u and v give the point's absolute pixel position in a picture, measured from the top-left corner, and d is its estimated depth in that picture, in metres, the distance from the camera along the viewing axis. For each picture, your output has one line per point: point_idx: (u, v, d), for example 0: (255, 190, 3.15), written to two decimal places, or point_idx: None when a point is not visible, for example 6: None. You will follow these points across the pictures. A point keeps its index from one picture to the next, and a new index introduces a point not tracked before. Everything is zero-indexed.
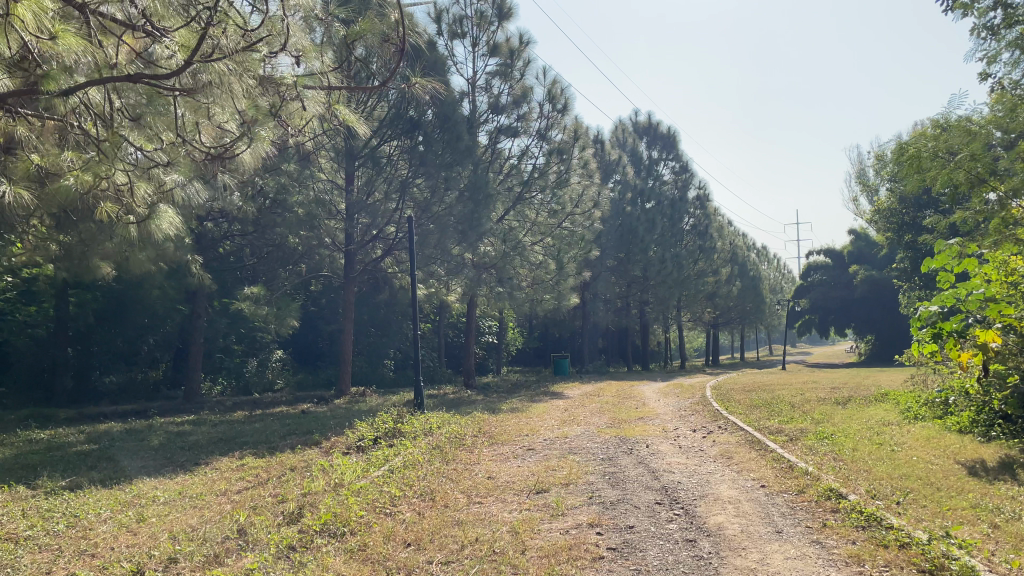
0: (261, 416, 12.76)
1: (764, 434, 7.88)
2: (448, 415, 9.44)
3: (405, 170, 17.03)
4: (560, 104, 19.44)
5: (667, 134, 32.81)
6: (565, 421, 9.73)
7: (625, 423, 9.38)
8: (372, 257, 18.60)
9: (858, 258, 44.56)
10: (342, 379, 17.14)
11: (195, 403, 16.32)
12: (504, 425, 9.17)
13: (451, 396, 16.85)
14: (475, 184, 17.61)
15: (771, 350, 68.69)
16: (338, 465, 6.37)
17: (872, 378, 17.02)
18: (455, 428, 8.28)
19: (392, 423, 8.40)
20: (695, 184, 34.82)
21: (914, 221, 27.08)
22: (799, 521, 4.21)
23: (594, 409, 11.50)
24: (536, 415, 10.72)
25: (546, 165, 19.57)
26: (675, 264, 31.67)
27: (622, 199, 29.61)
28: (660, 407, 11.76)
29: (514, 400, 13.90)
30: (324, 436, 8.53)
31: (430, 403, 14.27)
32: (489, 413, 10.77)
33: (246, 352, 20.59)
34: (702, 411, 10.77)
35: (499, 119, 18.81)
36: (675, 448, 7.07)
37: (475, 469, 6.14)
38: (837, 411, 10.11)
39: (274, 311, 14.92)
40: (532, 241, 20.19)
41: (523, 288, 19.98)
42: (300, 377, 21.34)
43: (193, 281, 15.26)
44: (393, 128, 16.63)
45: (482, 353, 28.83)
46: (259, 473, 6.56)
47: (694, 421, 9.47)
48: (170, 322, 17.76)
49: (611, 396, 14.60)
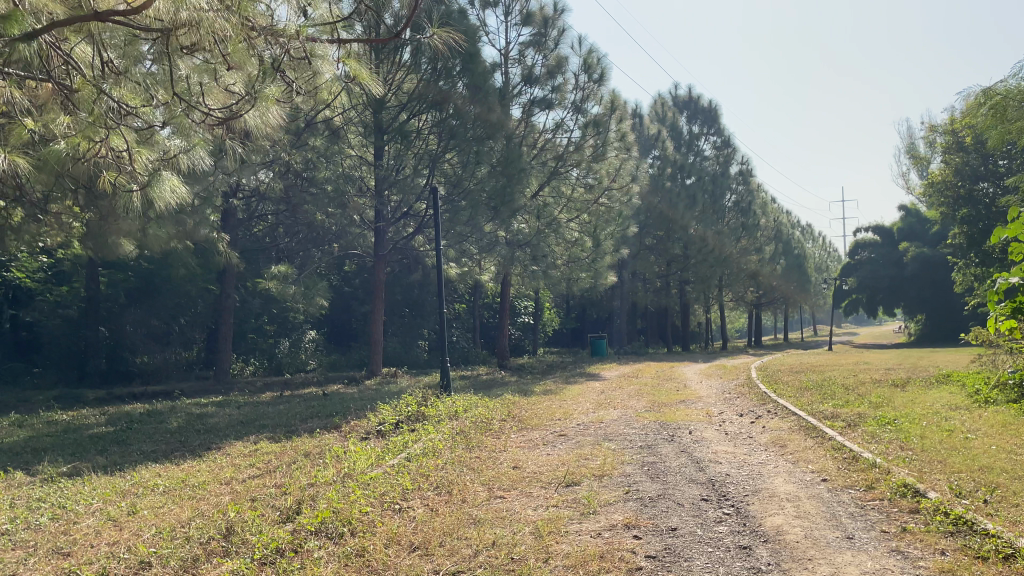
0: (287, 398, 12.38)
1: (818, 419, 7.21)
2: (477, 398, 8.94)
3: (435, 144, 16.50)
4: (597, 74, 18.63)
5: (707, 108, 31.79)
6: (601, 405, 9.14)
7: (665, 406, 8.76)
8: (403, 235, 18.14)
9: (908, 235, 42.94)
10: (373, 359, 16.77)
11: (226, 384, 16.06)
12: (536, 409, 8.64)
13: (485, 377, 16.35)
14: (508, 159, 17.01)
15: (814, 331, 67.11)
16: (352, 452, 5.89)
17: (928, 359, 16.10)
18: (483, 412, 7.75)
19: (416, 406, 7.89)
20: (737, 159, 33.75)
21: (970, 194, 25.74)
22: (871, 524, 3.61)
23: (632, 392, 10.92)
24: (569, 397, 10.17)
25: (582, 139, 18.85)
26: (716, 242, 30.70)
27: (662, 175, 28.77)
28: (702, 389, 11.10)
29: (548, 382, 13.33)
30: (346, 418, 8.08)
31: (462, 385, 13.81)
32: (521, 395, 10.22)
33: (279, 333, 20.33)
34: (748, 394, 10.09)
35: (533, 91, 18.15)
36: (720, 434, 6.46)
37: (500, 457, 5.61)
38: (896, 394, 9.35)
39: (302, 289, 14.54)
40: (567, 218, 19.54)
41: (558, 266, 19.37)
42: (334, 358, 21.05)
43: (220, 260, 14.95)
44: (422, 101, 16.10)
45: (517, 334, 28.32)
46: (269, 460, 6.12)
47: (739, 405, 8.81)
48: (201, 302, 17.54)
49: (649, 377, 14.00)
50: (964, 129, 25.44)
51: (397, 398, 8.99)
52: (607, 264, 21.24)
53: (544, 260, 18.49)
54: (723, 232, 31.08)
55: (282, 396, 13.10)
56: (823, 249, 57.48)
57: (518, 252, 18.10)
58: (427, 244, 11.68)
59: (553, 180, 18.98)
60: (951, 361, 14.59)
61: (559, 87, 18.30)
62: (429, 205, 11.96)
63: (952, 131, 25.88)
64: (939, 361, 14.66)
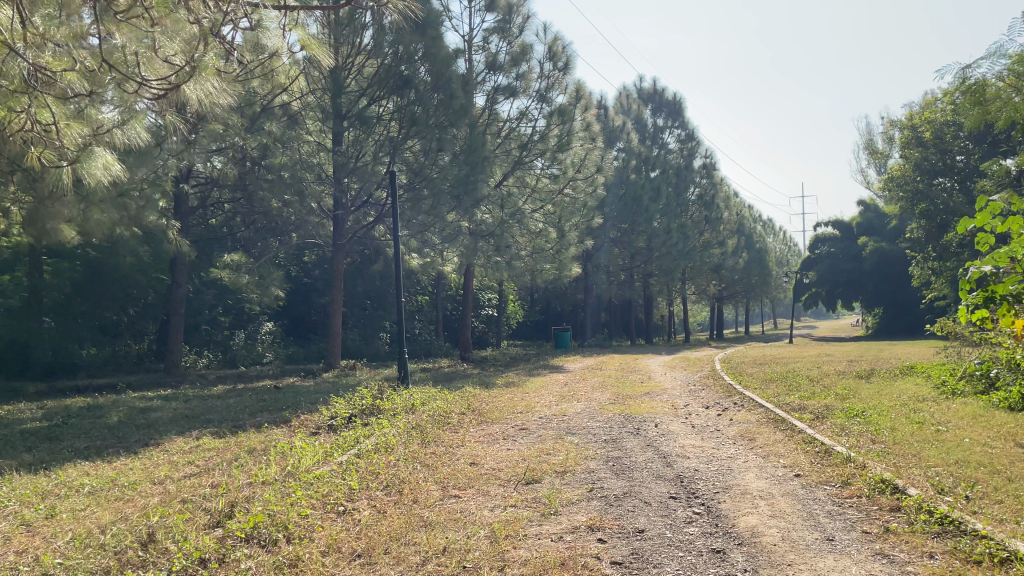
0: (239, 392, 11.88)
1: (786, 411, 7.00)
2: (436, 391, 8.59)
3: (397, 131, 16.07)
4: (562, 62, 18.43)
5: (672, 101, 31.71)
6: (564, 398, 8.86)
7: (630, 399, 8.51)
8: (363, 224, 17.67)
9: (867, 230, 43.38)
10: (331, 351, 16.30)
11: (177, 377, 15.47)
12: (497, 402, 8.33)
13: (446, 370, 15.99)
14: (471, 147, 16.65)
15: (775, 325, 67.97)
16: (299, 448, 5.53)
17: (888, 352, 16.18)
18: (441, 405, 7.42)
19: (370, 399, 7.52)
20: (701, 152, 33.78)
21: (929, 188, 26.03)
22: (851, 524, 3.37)
23: (596, 384, 10.66)
24: (531, 390, 9.87)
25: (547, 129, 18.54)
26: (681, 234, 30.67)
27: (626, 167, 28.62)
28: (666, 382, 10.89)
29: (511, 374, 13.03)
30: (297, 413, 7.67)
31: (423, 378, 13.45)
32: (482, 388, 9.90)
33: (234, 325, 19.72)
34: (713, 386, 9.90)
35: (497, 79, 17.80)
36: (687, 428, 6.21)
37: (456, 453, 5.28)
38: (862, 386, 9.23)
39: (257, 279, 14.01)
40: (531, 209, 19.23)
41: (522, 257, 19.07)
42: (291, 351, 20.50)
43: (170, 248, 14.34)
44: (383, 86, 15.67)
45: (481, 327, 27.98)
46: (210, 457, 5.72)
47: (705, 397, 8.60)
48: (151, 293, 16.88)
49: (613, 370, 13.78)
50: (923, 124, 25.71)
51: (352, 390, 8.61)
52: (571, 255, 20.99)
53: (507, 250, 18.17)
54: (687, 225, 31.07)
55: (235, 389, 12.61)
56: (784, 243, 58.08)
57: (481, 242, 17.76)
58: (387, 232, 11.30)
59: (518, 169, 18.65)
60: (912, 353, 14.65)
61: (523, 75, 17.97)
62: (390, 192, 11.59)
63: (912, 126, 26.13)
64: (900, 353, 14.70)
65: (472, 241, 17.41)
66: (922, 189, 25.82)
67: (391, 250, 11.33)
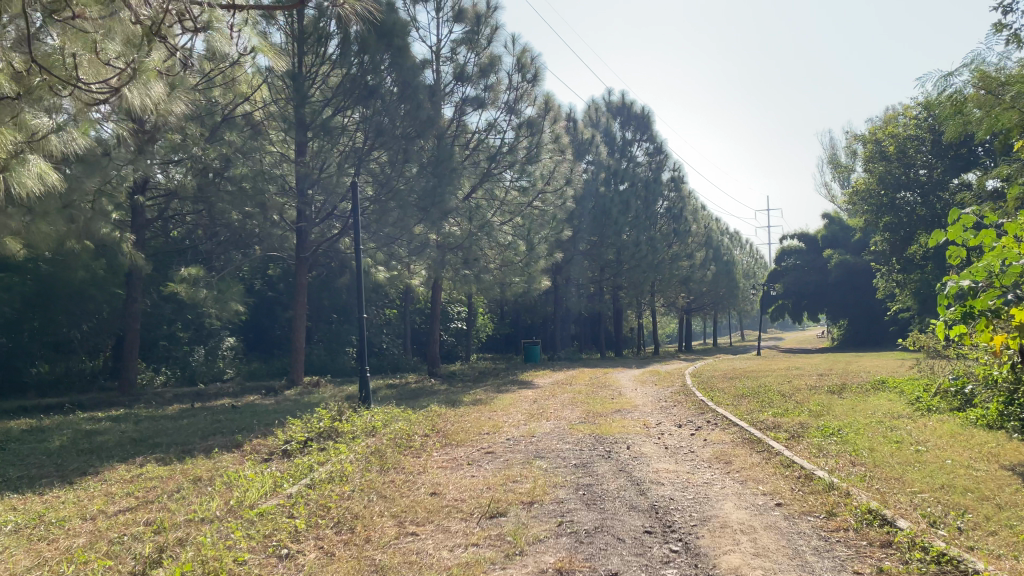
0: (194, 412, 11.40)
1: (762, 430, 6.78)
2: (398, 410, 8.25)
3: (361, 140, 15.71)
4: (530, 74, 18.26)
5: (640, 114, 31.75)
6: (532, 416, 8.57)
7: (600, 417, 8.24)
8: (327, 236, 17.26)
9: (831, 242, 43.50)
10: (294, 368, 15.85)
11: (131, 395, 14.88)
12: (462, 421, 8.01)
13: (413, 386, 15.61)
14: (438, 158, 16.36)
15: (743, 336, 68.48)
16: (248, 478, 5.15)
17: (858, 365, 16.17)
18: (403, 427, 7.08)
19: (329, 421, 7.15)
20: (669, 165, 33.85)
21: (894, 202, 26.31)
22: (840, 564, 3.11)
23: (566, 400, 10.39)
24: (499, 407, 9.56)
25: (515, 141, 18.25)
26: (650, 247, 30.63)
27: (595, 180, 28.55)
28: (638, 398, 10.65)
29: (478, 390, 12.72)
30: (251, 436, 7.28)
31: (388, 395, 13.08)
32: (448, 406, 9.57)
33: (193, 340, 19.14)
34: (685, 402, 9.67)
35: (465, 90, 17.52)
36: (661, 450, 5.95)
37: (417, 482, 4.95)
38: (836, 402, 9.07)
39: (215, 293, 13.55)
40: (500, 221, 18.93)
41: (490, 270, 18.78)
42: (254, 367, 19.97)
43: (124, 261, 13.82)
44: (347, 96, 15.34)
45: (450, 340, 27.63)
46: (151, 489, 5.31)
47: (678, 415, 8.36)
48: (106, 308, 16.27)
49: (583, 385, 13.53)
50: (888, 138, 26.00)
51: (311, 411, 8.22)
52: (541, 268, 20.73)
53: (475, 263, 17.87)
54: (656, 237, 31.06)
55: (190, 409, 12.13)
56: (752, 254, 58.52)
57: (448, 255, 17.44)
58: (352, 248, 10.91)
59: (486, 182, 18.39)
60: (882, 366, 14.63)
61: (491, 86, 17.73)
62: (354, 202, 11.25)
63: (876, 139, 26.40)
64: (870, 366, 14.67)
65: (439, 254, 17.10)
66: (887, 203, 26.08)
67: (350, 259, 10.88)
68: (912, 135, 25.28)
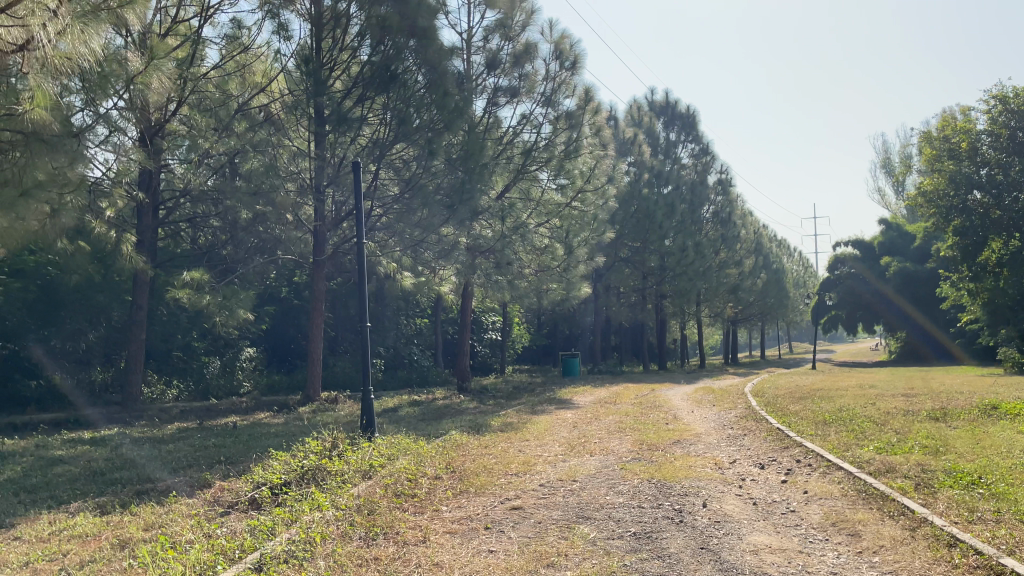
0: (188, 434, 10.03)
1: (876, 479, 5.15)
2: (409, 440, 6.82)
3: (384, 133, 14.41)
4: (569, 63, 16.88)
5: (685, 114, 30.10)
6: (574, 448, 7.04)
7: (658, 452, 6.69)
8: (347, 239, 15.99)
9: (889, 250, 41.27)
10: (311, 382, 14.52)
11: (136, 411, 13.68)
12: (487, 456, 6.53)
13: (439, 404, 14.12)
14: (467, 152, 14.94)
15: (790, 348, 65.98)
16: (179, 548, 3.74)
17: (943, 384, 14.22)
18: (409, 465, 5.64)
19: (319, 454, 5.76)
20: (716, 168, 32.07)
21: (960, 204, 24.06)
22: None
23: (612, 426, 8.86)
24: (532, 434, 8.09)
25: (552, 135, 16.86)
26: (696, 253, 28.76)
27: (638, 181, 26.93)
28: (696, 423, 9.03)
29: (511, 410, 11.21)
30: (223, 475, 5.90)
31: (410, 415, 11.67)
32: (473, 432, 8.09)
33: (210, 351, 18.06)
34: (758, 431, 8.04)
35: (498, 80, 16.16)
36: (750, 510, 4.42)
37: (410, 563, 3.50)
38: (948, 434, 7.37)
39: (221, 300, 12.20)
40: (536, 223, 17.40)
41: (526, 276, 17.26)
42: (274, 380, 18.80)
43: (125, 264, 12.61)
44: (369, 85, 13.99)
45: (484, 352, 26.23)
46: (60, 560, 3.93)
47: (755, 451, 6.77)
48: (114, 315, 15.15)
49: (630, 405, 11.91)
50: (956, 135, 23.83)
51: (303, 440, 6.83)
52: (581, 274, 19.07)
53: (509, 268, 16.37)
54: (703, 243, 29.33)
55: (188, 429, 10.87)
56: (802, 262, 56.08)
57: (479, 260, 15.98)
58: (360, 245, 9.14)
59: (520, 180, 16.98)
60: (974, 387, 12.70)
61: (527, 75, 16.33)
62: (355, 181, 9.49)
63: (943, 137, 24.22)
64: (959, 388, 12.75)
65: (469, 258, 15.63)
66: (956, 205, 23.66)
67: (357, 258, 9.04)
68: (985, 132, 23.19)
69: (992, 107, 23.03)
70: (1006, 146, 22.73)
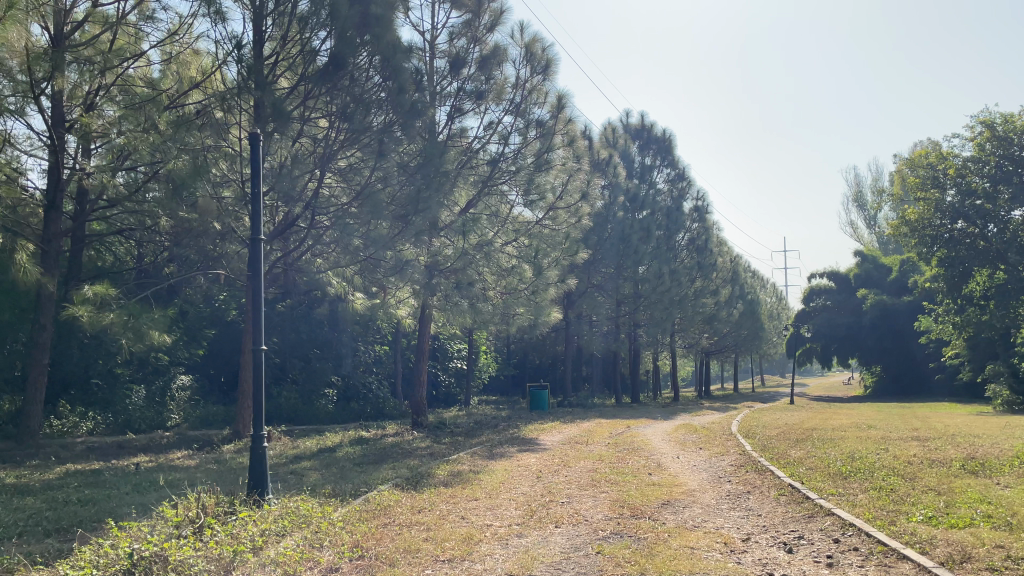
0: (65, 481, 8.17)
1: None
2: (315, 505, 5.20)
3: (331, 136, 12.79)
4: (540, 67, 15.51)
5: (661, 137, 28.86)
6: (534, 515, 5.38)
7: (647, 523, 5.07)
8: (287, 253, 14.28)
9: (866, 282, 40.29)
10: (240, 417, 12.70)
11: (32, 448, 11.73)
12: (416, 527, 4.85)
13: (387, 442, 12.34)
14: (425, 159, 13.18)
15: (762, 381, 65.11)
16: None
17: (950, 426, 12.68)
18: (295, 551, 4.02)
19: (170, 531, 4.10)
20: (692, 194, 30.88)
21: (939, 232, 21.94)
22: None
23: (583, 478, 7.23)
24: (486, 490, 6.43)
25: (523, 146, 15.37)
26: (673, 281, 27.31)
27: (613, 204, 25.55)
28: (686, 475, 7.43)
29: (466, 453, 9.53)
30: (36, 564, 4.18)
31: (345, 458, 9.90)
32: (410, 488, 6.39)
33: (136, 378, 16.17)
34: (765, 489, 6.44)
35: (462, 83, 14.64)
36: None
37: None
38: (1011, 497, 5.80)
39: (127, 318, 10.37)
40: (502, 242, 15.77)
41: (489, 299, 15.63)
42: (208, 411, 16.91)
43: (16, 274, 10.75)
44: (315, 81, 12.40)
45: (447, 381, 24.55)
46: None
47: (772, 521, 5.17)
48: (20, 335, 13.24)
49: (604, 448, 10.29)
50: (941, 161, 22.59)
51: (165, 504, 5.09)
52: (551, 299, 17.44)
53: (470, 290, 14.69)
54: (679, 270, 27.95)
55: (73, 474, 8.98)
56: (775, 294, 55.25)
57: (437, 278, 14.20)
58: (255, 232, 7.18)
59: (486, 195, 15.49)
60: (989, 430, 11.25)
61: (496, 79, 14.87)
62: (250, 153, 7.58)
63: (928, 164, 22.58)
64: (971, 431, 11.33)
65: (425, 277, 13.94)
66: (941, 235, 21.89)
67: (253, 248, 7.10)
68: (970, 158, 21.56)
69: (978, 133, 21.71)
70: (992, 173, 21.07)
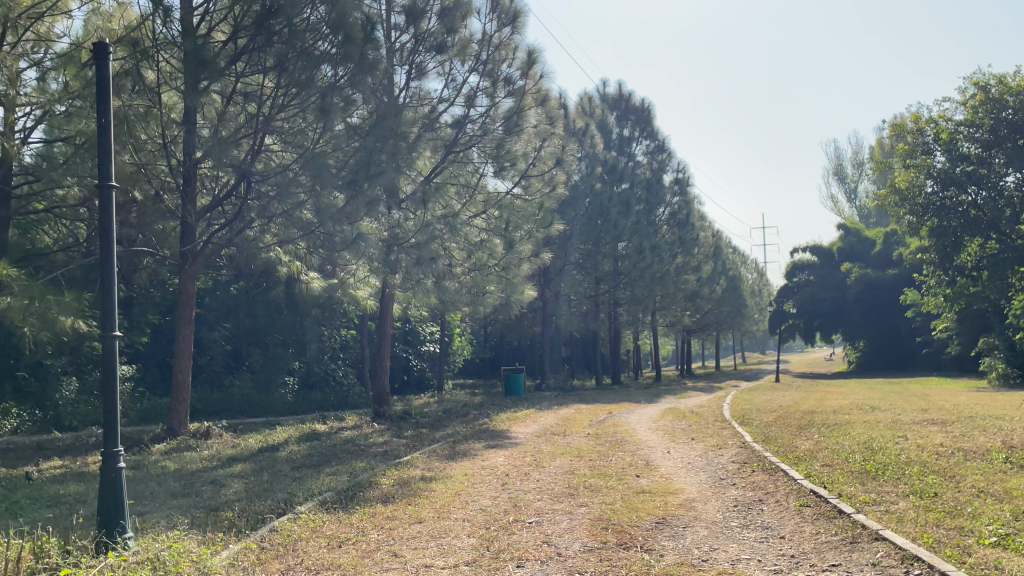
0: None
1: None
2: (195, 540, 4.06)
3: (271, 95, 11.33)
4: (508, 20, 14.12)
5: (640, 107, 27.53)
6: (488, 546, 4.08)
7: (639, 558, 3.81)
8: (231, 229, 12.88)
9: (849, 256, 39.41)
10: (175, 412, 11.35)
11: None
12: None
13: (342, 437, 11.04)
14: (379, 117, 11.81)
15: (744, 358, 64.65)
16: None
17: (961, 407, 11.54)
18: None
19: None
20: (672, 167, 29.63)
21: (928, 201, 20.33)
22: None
23: (557, 483, 5.99)
24: (438, 505, 5.16)
25: (491, 110, 14.06)
26: (654, 256, 26.09)
27: (590, 176, 24.24)
28: (680, 476, 6.23)
29: (425, 450, 8.29)
30: None
31: (287, 458, 8.64)
32: (340, 506, 5.10)
33: (70, 369, 14.73)
34: (780, 496, 5.23)
35: (421, 38, 13.17)
36: None
37: None
38: None
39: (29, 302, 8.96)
40: (470, 214, 14.48)
41: (457, 277, 14.31)
42: (153, 404, 15.51)
43: None
44: (250, 30, 10.90)
45: (420, 365, 23.28)
46: None
47: (801, 548, 3.94)
48: None
49: (585, 440, 9.09)
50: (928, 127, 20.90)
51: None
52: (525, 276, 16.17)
53: (435, 266, 13.34)
54: (660, 245, 26.71)
55: None
56: (757, 270, 54.49)
57: (397, 255, 12.86)
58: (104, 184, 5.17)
59: (452, 163, 14.21)
60: (1009, 411, 10.19)
61: (460, 35, 13.45)
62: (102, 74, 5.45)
63: (916, 130, 21.22)
64: (988, 412, 10.25)
65: (383, 253, 12.59)
66: (931, 203, 20.20)
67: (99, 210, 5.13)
68: (962, 123, 19.97)
69: (970, 96, 20.19)
70: (985, 137, 19.49)
